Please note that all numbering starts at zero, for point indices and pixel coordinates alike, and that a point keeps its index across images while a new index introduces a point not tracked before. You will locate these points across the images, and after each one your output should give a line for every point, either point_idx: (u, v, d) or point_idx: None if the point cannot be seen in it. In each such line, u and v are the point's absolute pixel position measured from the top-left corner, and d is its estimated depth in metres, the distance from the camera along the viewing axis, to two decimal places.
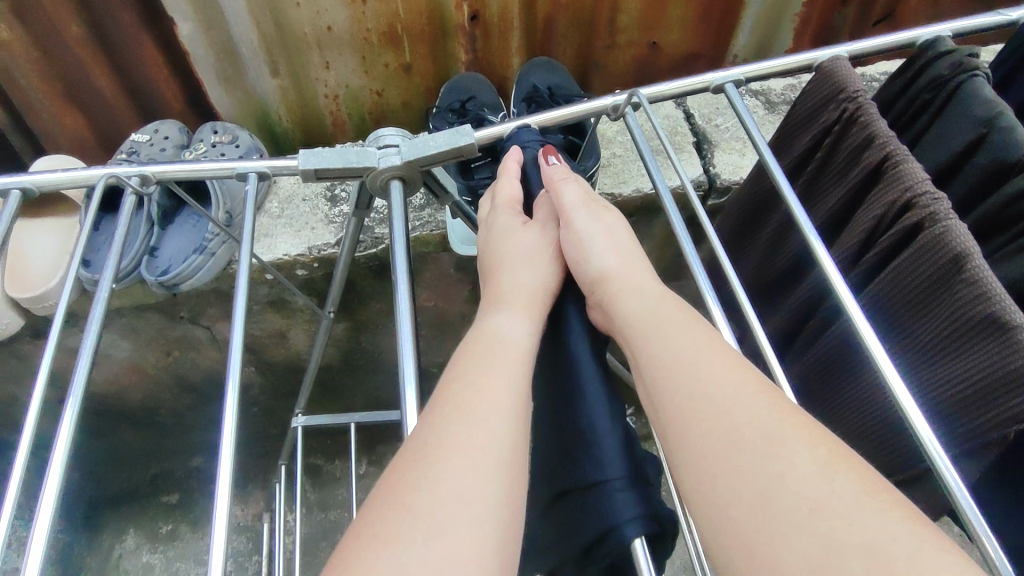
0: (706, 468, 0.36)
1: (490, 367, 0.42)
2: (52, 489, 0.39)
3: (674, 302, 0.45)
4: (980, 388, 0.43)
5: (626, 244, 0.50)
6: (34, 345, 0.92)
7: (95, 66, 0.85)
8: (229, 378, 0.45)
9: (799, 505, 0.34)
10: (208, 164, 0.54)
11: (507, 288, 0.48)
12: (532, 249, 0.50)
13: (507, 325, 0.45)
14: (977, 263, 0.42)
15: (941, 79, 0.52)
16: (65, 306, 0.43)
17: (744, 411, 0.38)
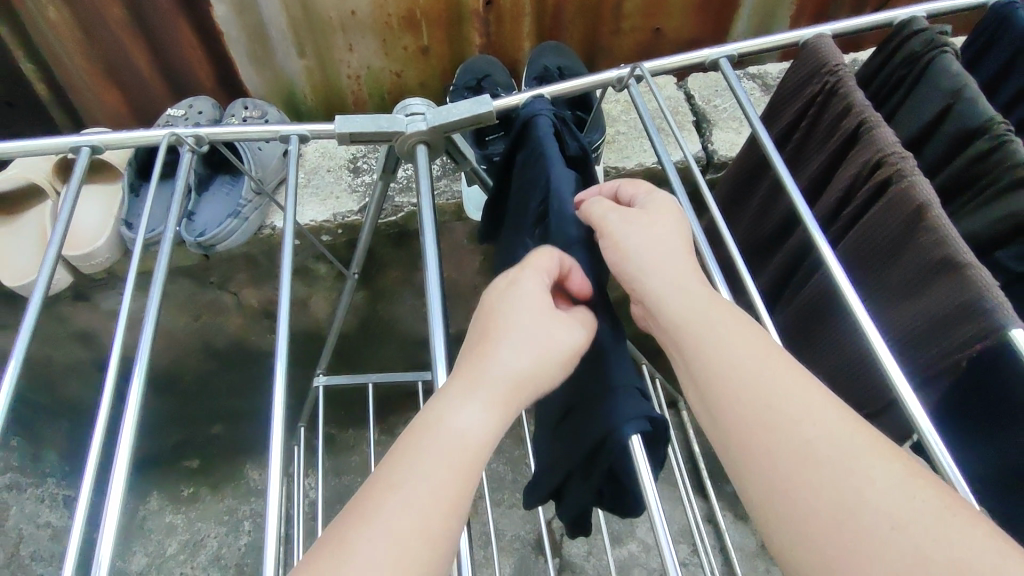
0: (787, 501, 0.35)
1: (432, 472, 0.36)
2: (133, 413, 0.48)
3: (723, 305, 0.44)
4: (934, 326, 0.49)
5: (670, 244, 0.47)
6: (74, 306, 1.00)
7: (135, 47, 0.92)
8: (277, 329, 0.53)
9: (880, 522, 0.33)
10: (256, 128, 0.61)
11: (498, 374, 0.40)
12: (551, 335, 0.43)
13: (471, 419, 0.39)
14: (936, 213, 0.47)
15: (915, 55, 0.58)
16: (138, 263, 0.52)
17: (808, 423, 0.37)
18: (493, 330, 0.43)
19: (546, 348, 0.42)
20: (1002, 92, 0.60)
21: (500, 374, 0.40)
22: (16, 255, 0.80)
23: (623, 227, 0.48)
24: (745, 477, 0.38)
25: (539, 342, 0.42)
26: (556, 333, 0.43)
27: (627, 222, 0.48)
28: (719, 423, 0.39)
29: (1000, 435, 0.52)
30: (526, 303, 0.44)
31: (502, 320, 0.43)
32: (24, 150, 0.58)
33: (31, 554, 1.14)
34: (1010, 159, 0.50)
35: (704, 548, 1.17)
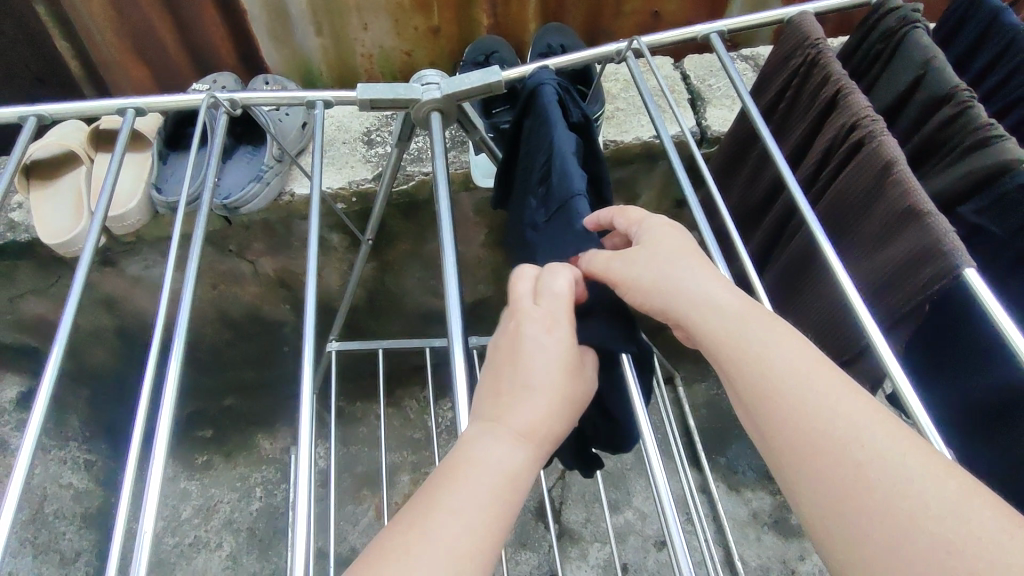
0: (847, 529, 0.36)
1: (478, 497, 0.39)
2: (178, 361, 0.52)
3: (763, 319, 0.44)
4: (898, 271, 0.54)
5: (686, 267, 0.48)
6: (101, 273, 1.10)
7: (162, 24, 0.98)
8: (310, 286, 0.57)
9: (935, 546, 0.33)
10: (285, 95, 0.68)
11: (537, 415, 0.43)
12: (571, 376, 0.45)
13: (502, 454, 0.41)
14: (901, 168, 0.52)
15: (890, 31, 0.63)
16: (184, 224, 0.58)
17: (856, 441, 0.37)
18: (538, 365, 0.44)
19: (566, 400, 0.44)
20: (973, 66, 0.64)
21: (518, 428, 0.42)
22: (50, 214, 0.88)
23: (633, 269, 0.49)
24: (799, 500, 0.39)
25: (562, 396, 0.44)
26: (573, 380, 0.45)
27: (635, 265, 0.49)
28: (770, 442, 0.40)
29: (968, 379, 0.58)
30: (544, 349, 0.44)
31: (526, 367, 0.44)
32: (76, 110, 0.64)
33: (54, 511, 1.19)
34: (973, 122, 0.55)
35: (698, 514, 1.21)
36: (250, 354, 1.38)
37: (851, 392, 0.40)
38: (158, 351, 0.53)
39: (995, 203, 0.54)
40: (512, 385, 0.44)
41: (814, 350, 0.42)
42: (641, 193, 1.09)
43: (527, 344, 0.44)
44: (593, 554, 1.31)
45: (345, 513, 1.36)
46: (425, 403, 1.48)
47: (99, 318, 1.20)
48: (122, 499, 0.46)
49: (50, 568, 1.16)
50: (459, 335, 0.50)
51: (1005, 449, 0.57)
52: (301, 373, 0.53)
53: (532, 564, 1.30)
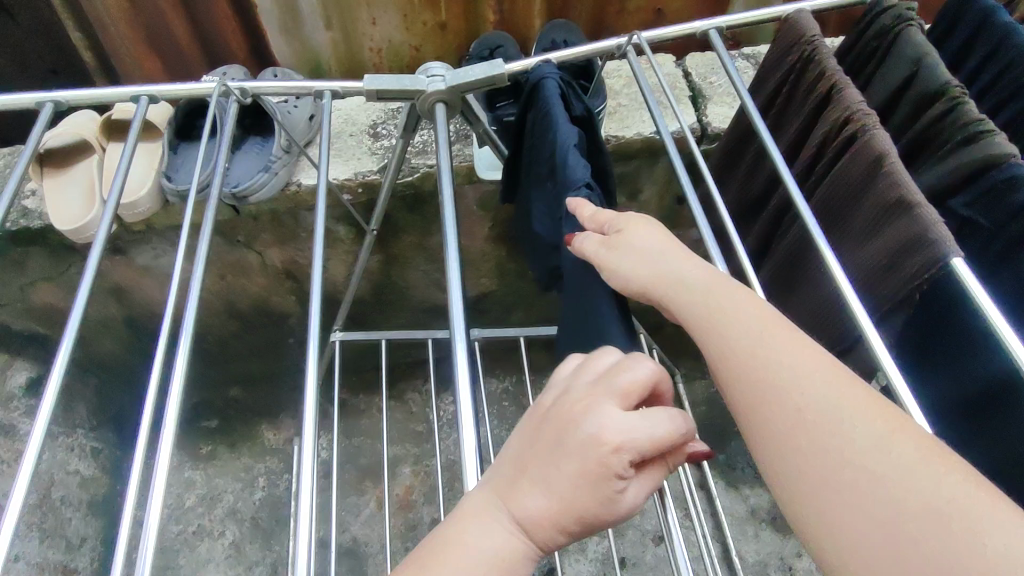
0: (786, 464, 0.39)
1: (468, 571, 0.39)
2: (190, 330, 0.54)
3: (727, 292, 0.47)
4: (889, 263, 0.55)
5: (663, 254, 0.51)
6: (111, 261, 1.12)
7: (174, 16, 1.01)
8: (317, 263, 0.59)
9: (857, 473, 0.36)
10: (294, 84, 0.70)
11: (542, 513, 0.40)
12: (601, 501, 0.40)
13: (499, 542, 0.40)
14: (892, 161, 0.54)
15: (885, 29, 0.64)
16: (193, 212, 0.60)
17: (800, 391, 0.40)
18: (561, 465, 0.40)
19: (584, 517, 0.40)
20: (966, 65, 0.65)
21: (525, 520, 0.40)
22: (63, 200, 0.91)
23: (618, 254, 0.52)
24: (750, 442, 0.42)
25: (579, 509, 0.40)
26: (604, 507, 0.40)
27: (618, 251, 0.52)
28: (730, 397, 0.44)
29: (952, 368, 0.59)
30: (585, 459, 0.40)
31: (557, 465, 0.40)
32: (91, 98, 0.66)
33: (61, 497, 1.21)
34: (963, 119, 0.56)
35: (696, 510, 1.22)
36: (255, 347, 1.40)
37: (801, 345, 0.43)
38: (166, 345, 0.54)
39: (981, 196, 0.55)
40: (533, 476, 0.41)
41: (777, 318, 0.45)
42: (643, 188, 1.10)
43: (571, 439, 0.41)
44: (592, 548, 1.32)
45: (347, 504, 1.38)
46: (427, 396, 1.49)
47: (108, 307, 1.22)
48: (130, 493, 0.48)
49: (57, 553, 1.18)
50: (461, 330, 0.52)
51: (989, 434, 0.58)
52: (305, 371, 0.54)
53: None
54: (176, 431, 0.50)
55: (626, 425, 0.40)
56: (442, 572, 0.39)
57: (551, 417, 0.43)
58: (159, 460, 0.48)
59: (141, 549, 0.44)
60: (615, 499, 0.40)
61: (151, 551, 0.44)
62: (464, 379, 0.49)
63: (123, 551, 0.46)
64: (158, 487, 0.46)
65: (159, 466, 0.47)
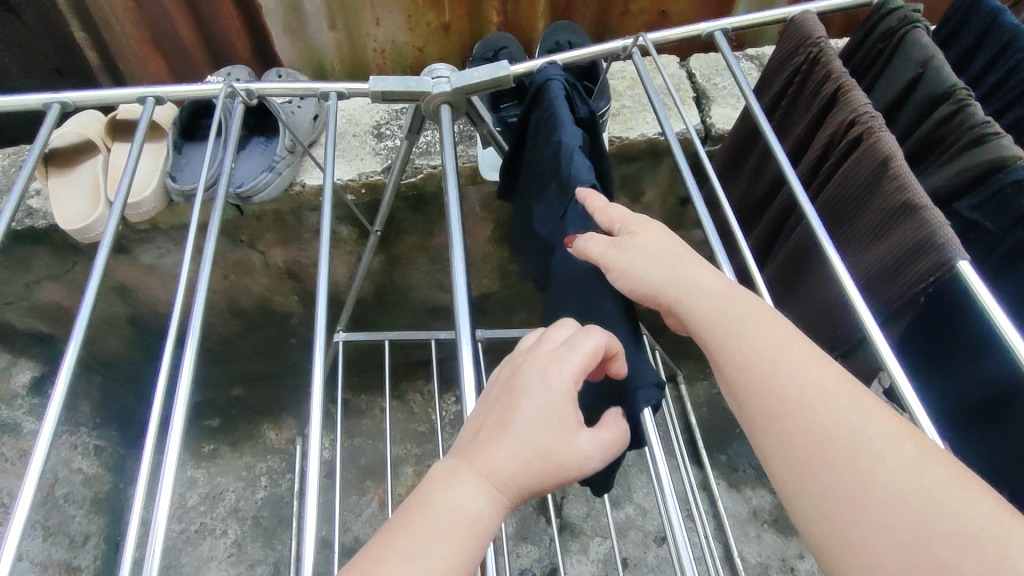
0: (812, 485, 0.39)
1: (443, 519, 0.39)
2: (197, 326, 0.54)
3: (747, 301, 0.47)
4: (894, 265, 0.55)
5: (675, 256, 0.50)
6: (115, 260, 1.12)
7: (179, 16, 1.01)
8: (323, 262, 0.59)
9: (889, 495, 0.36)
10: (300, 85, 0.70)
11: (505, 455, 0.41)
12: (563, 441, 0.42)
13: (469, 498, 0.40)
14: (898, 163, 0.54)
15: (891, 31, 0.64)
16: (200, 212, 0.60)
17: (826, 407, 0.40)
18: (516, 408, 0.43)
19: (549, 454, 0.42)
20: (971, 67, 0.65)
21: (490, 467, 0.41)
22: (68, 200, 0.91)
23: (630, 254, 0.51)
24: (770, 461, 0.42)
25: (544, 450, 0.41)
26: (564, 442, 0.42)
27: (629, 252, 0.51)
28: (747, 413, 0.43)
29: (958, 372, 0.59)
30: (535, 395, 0.43)
31: (516, 413, 0.43)
32: (98, 99, 0.66)
33: (65, 495, 1.21)
34: (971, 122, 0.56)
35: (698, 511, 1.22)
36: (257, 346, 1.40)
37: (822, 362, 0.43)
38: (173, 345, 0.54)
39: (989, 199, 0.55)
40: (492, 426, 0.43)
41: (795, 333, 0.45)
42: (646, 189, 1.10)
43: (522, 385, 0.44)
44: (594, 549, 1.32)
45: (349, 503, 1.38)
46: (429, 396, 1.49)
47: (112, 306, 1.23)
48: (137, 492, 0.48)
49: (60, 551, 1.18)
50: (467, 330, 0.51)
51: (990, 439, 0.59)
52: (312, 373, 0.55)
53: (533, 557, 1.31)
54: (183, 431, 0.50)
55: (568, 360, 0.44)
56: (418, 525, 0.39)
57: (501, 378, 0.46)
58: (167, 460, 0.48)
59: (149, 549, 0.44)
60: (574, 437, 0.43)
61: (160, 551, 0.44)
62: (470, 379, 0.49)
63: (131, 550, 0.46)
64: (166, 486, 0.47)
65: (167, 466, 0.48)
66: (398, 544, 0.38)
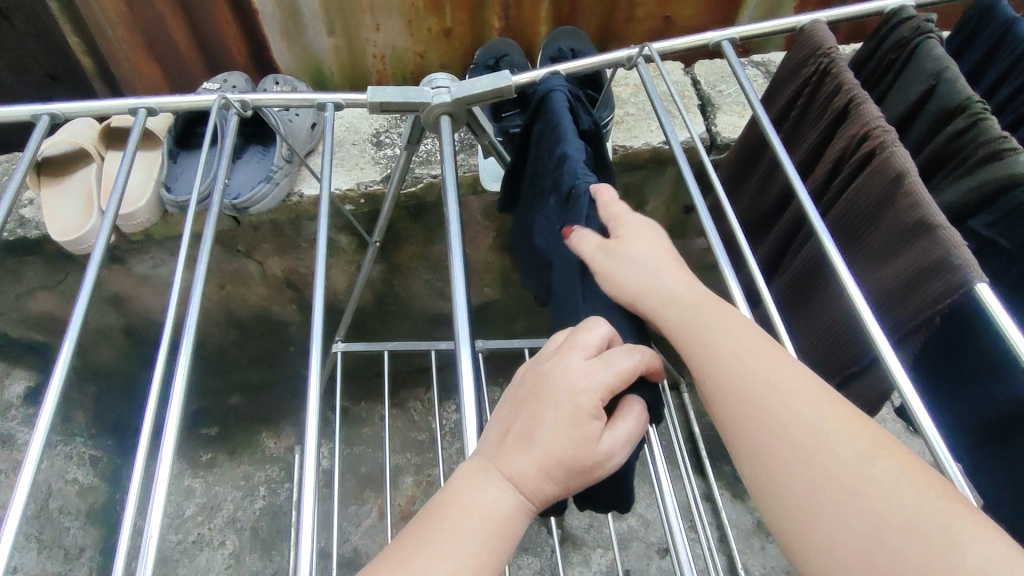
0: (773, 482, 0.40)
1: (466, 527, 0.40)
2: (190, 334, 0.52)
3: (712, 305, 0.48)
4: (909, 284, 0.53)
5: (658, 263, 0.51)
6: (109, 270, 1.11)
7: (175, 22, 0.99)
8: (319, 271, 0.57)
9: (844, 490, 0.37)
10: (296, 96, 0.68)
11: (529, 464, 0.41)
12: (585, 448, 0.42)
13: (494, 504, 0.41)
14: (913, 179, 0.52)
15: (903, 41, 0.62)
16: (191, 227, 0.58)
17: (784, 407, 0.41)
18: (541, 416, 0.42)
19: (572, 464, 0.42)
20: (986, 78, 0.63)
21: (513, 475, 0.41)
22: (61, 210, 0.89)
23: (619, 261, 0.51)
24: (738, 460, 0.43)
25: (565, 460, 0.41)
26: (588, 450, 0.42)
27: (615, 256, 0.51)
28: (716, 414, 0.44)
29: (971, 393, 0.58)
30: (562, 404, 0.42)
31: (540, 421, 0.42)
32: (89, 111, 0.65)
33: (60, 507, 1.20)
34: (986, 136, 0.54)
35: (702, 523, 1.20)
36: (254, 354, 1.38)
37: (786, 362, 0.44)
38: (167, 348, 0.52)
39: (1005, 217, 0.53)
40: (516, 433, 0.43)
41: (761, 332, 0.46)
42: (649, 199, 1.08)
43: (547, 390, 0.43)
44: (596, 560, 1.30)
45: (348, 514, 1.36)
46: (429, 405, 1.47)
47: (107, 315, 1.21)
48: (128, 508, 0.46)
49: (54, 563, 1.17)
50: (467, 342, 0.49)
51: (1004, 460, 0.57)
52: (309, 376, 0.53)
53: (534, 569, 1.29)
54: (178, 432, 0.49)
55: (596, 366, 0.43)
56: (443, 531, 0.40)
57: (527, 377, 0.45)
58: (161, 458, 0.46)
59: (143, 550, 0.43)
60: (596, 443, 0.42)
61: (153, 552, 0.43)
62: (470, 394, 0.47)
63: (123, 554, 0.45)
64: (156, 504, 0.44)
65: (160, 467, 0.46)
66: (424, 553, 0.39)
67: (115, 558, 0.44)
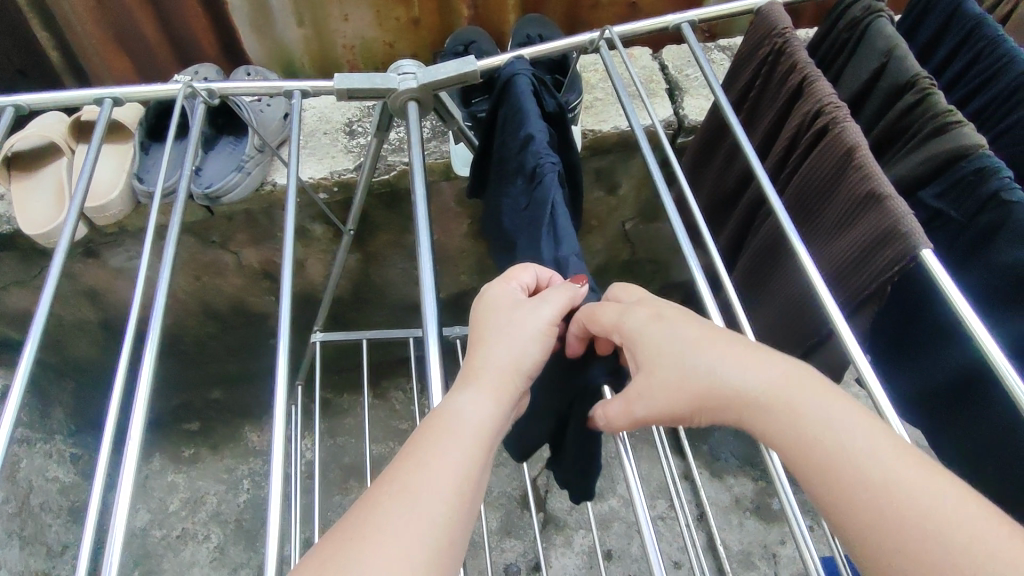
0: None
1: (451, 416, 0.42)
2: (159, 319, 0.53)
3: (802, 398, 0.39)
4: (862, 255, 0.55)
5: (676, 340, 0.44)
6: (83, 263, 1.10)
7: (142, 15, 1.00)
8: (286, 256, 0.57)
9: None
10: (262, 84, 0.69)
11: (482, 360, 0.45)
12: (515, 328, 0.47)
13: (468, 406, 0.42)
14: (862, 153, 0.54)
15: (855, 20, 0.64)
16: (158, 216, 0.58)
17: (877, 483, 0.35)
18: (482, 331, 0.48)
19: (515, 336, 0.46)
20: (935, 56, 0.65)
21: (473, 369, 0.45)
22: (31, 203, 0.90)
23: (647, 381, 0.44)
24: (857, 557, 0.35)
25: (509, 338, 0.46)
26: (517, 320, 0.47)
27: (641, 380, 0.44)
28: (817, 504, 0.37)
29: (926, 362, 0.60)
30: (489, 309, 0.49)
31: (484, 329, 0.48)
32: (55, 100, 0.65)
33: (41, 504, 1.19)
34: (933, 111, 0.56)
35: (680, 501, 1.21)
36: (234, 349, 1.38)
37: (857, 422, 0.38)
38: (133, 338, 0.53)
39: (952, 187, 0.55)
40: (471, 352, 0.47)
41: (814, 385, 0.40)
42: (620, 183, 1.10)
43: (479, 313, 0.49)
44: (578, 541, 1.32)
45: (332, 503, 1.37)
46: (410, 394, 1.49)
47: (83, 310, 1.21)
48: (96, 494, 0.46)
49: (38, 560, 1.15)
50: (433, 328, 0.50)
51: (958, 427, 0.60)
52: (276, 363, 0.53)
53: (518, 552, 1.31)
54: (142, 433, 0.48)
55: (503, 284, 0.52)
56: (430, 424, 0.42)
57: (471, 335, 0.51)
58: (125, 461, 0.46)
59: (111, 534, 0.43)
60: (523, 318, 0.47)
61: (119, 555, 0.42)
62: (440, 387, 0.48)
63: (87, 557, 0.45)
64: (124, 489, 0.45)
65: (128, 451, 0.46)
66: (422, 444, 0.40)
67: (78, 564, 0.44)
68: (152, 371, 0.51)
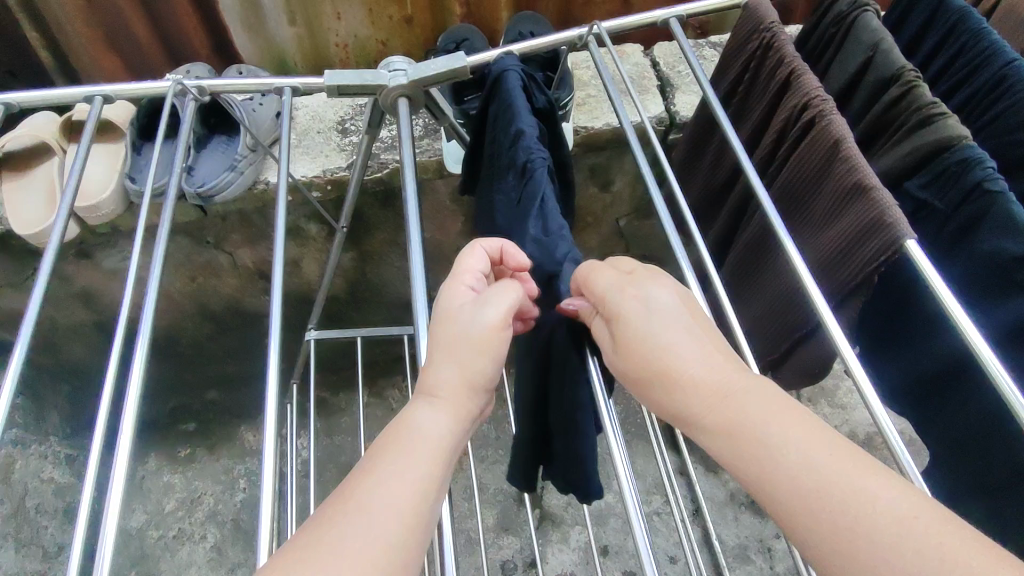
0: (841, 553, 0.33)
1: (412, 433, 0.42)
2: (149, 318, 0.53)
3: (744, 400, 0.39)
4: (848, 246, 0.55)
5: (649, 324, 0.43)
6: (77, 265, 1.10)
7: (134, 15, 1.00)
8: (276, 254, 0.57)
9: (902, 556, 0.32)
10: (253, 81, 0.69)
11: (440, 372, 0.45)
12: (471, 332, 0.46)
13: (428, 423, 0.43)
14: (848, 145, 0.54)
15: (843, 15, 0.64)
16: (149, 214, 0.58)
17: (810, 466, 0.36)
18: (440, 332, 0.47)
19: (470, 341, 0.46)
20: (920, 51, 0.66)
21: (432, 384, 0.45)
22: (23, 204, 0.90)
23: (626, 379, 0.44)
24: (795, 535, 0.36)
25: (467, 345, 0.46)
26: (471, 324, 0.46)
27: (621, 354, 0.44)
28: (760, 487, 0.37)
29: (911, 352, 0.61)
30: (444, 308, 0.48)
31: (443, 333, 0.47)
32: (44, 99, 0.65)
33: (35, 506, 1.19)
34: (917, 104, 0.56)
35: (676, 497, 1.21)
36: (229, 351, 1.38)
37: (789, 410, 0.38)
38: (123, 337, 0.53)
39: (936, 178, 0.56)
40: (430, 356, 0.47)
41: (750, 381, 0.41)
42: (614, 180, 1.11)
43: (437, 311, 0.48)
44: (574, 537, 1.33)
45: None
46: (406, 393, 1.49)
47: (76, 313, 1.21)
48: (87, 493, 0.47)
49: (33, 561, 1.18)
50: (424, 325, 0.50)
51: (943, 415, 0.61)
52: (266, 361, 0.53)
53: (514, 548, 1.31)
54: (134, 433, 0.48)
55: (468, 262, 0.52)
56: (391, 439, 0.42)
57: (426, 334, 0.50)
58: (117, 460, 0.46)
59: (102, 532, 0.43)
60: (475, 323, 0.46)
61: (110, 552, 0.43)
62: None
63: (78, 555, 0.45)
64: (115, 488, 0.45)
65: (119, 450, 0.47)
66: (385, 455, 0.41)
67: (70, 562, 0.44)
68: (142, 370, 0.51)
